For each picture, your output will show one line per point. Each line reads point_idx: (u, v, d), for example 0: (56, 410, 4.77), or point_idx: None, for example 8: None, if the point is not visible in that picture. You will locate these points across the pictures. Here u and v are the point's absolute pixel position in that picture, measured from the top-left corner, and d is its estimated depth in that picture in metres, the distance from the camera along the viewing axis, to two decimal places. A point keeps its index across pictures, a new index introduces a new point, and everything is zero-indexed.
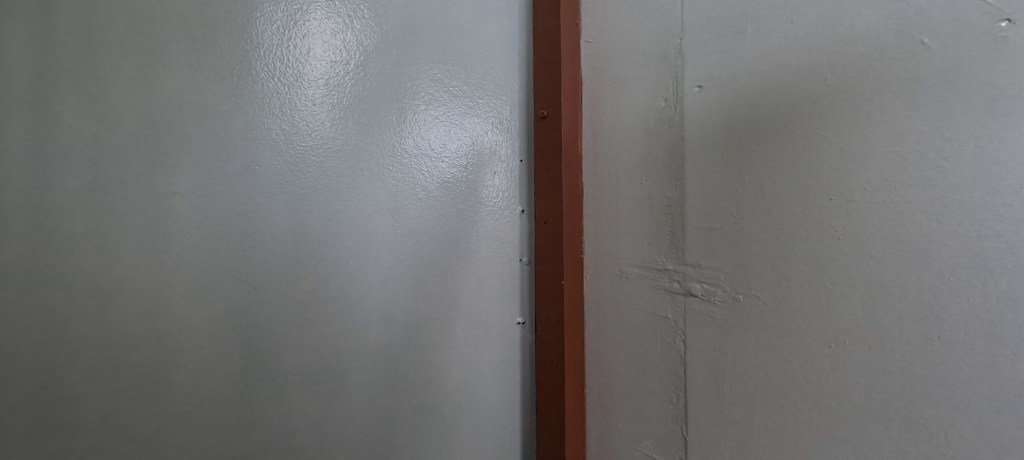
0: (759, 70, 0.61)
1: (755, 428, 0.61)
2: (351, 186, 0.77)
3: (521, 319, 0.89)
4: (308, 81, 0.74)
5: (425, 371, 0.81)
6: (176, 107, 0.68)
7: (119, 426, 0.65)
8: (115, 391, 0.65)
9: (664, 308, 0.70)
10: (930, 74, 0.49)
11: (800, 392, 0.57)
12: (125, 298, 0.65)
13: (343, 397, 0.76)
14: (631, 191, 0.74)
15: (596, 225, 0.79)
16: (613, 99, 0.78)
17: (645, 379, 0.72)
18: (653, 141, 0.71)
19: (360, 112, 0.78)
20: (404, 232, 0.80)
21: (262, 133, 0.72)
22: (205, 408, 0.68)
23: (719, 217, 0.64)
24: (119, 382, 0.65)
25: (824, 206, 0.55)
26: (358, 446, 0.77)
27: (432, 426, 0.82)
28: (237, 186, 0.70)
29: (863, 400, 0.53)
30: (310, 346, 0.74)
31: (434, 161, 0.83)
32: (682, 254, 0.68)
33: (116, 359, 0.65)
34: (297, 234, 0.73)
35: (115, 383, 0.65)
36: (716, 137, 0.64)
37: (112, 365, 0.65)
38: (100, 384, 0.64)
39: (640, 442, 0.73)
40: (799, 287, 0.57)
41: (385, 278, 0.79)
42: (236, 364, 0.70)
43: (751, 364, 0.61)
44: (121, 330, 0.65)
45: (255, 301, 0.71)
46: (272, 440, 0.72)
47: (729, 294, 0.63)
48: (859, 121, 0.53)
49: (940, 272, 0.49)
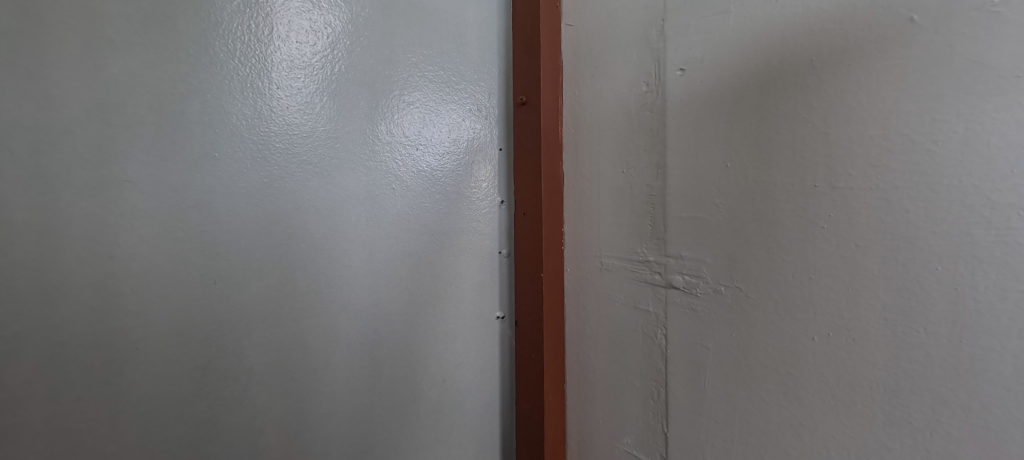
0: (744, 52, 0.58)
1: (737, 423, 0.59)
2: (320, 175, 0.72)
3: (500, 313, 0.86)
4: (273, 64, 0.70)
5: (400, 369, 0.78)
6: (125, 89, 0.63)
7: (68, 429, 0.60)
8: (61, 393, 0.60)
9: (644, 301, 0.68)
10: (918, 53, 0.47)
11: (783, 386, 0.55)
12: (72, 294, 0.60)
13: (313, 397, 0.72)
14: (611, 181, 0.72)
15: (576, 216, 0.76)
16: (594, 84, 0.75)
17: (625, 374, 0.70)
18: (635, 127, 0.69)
19: (328, 96, 0.73)
20: (377, 223, 0.76)
21: (222, 118, 0.67)
22: (163, 410, 0.64)
23: (703, 206, 0.61)
24: (66, 383, 0.60)
25: (809, 193, 0.53)
26: (330, 448, 0.73)
27: (408, 425, 0.79)
28: (193, 173, 0.65)
29: (847, 395, 0.51)
30: (276, 343, 0.70)
31: (409, 149, 0.79)
32: (664, 245, 0.65)
33: (62, 358, 0.60)
34: (260, 226, 0.69)
35: (61, 385, 0.60)
36: (699, 123, 0.61)
37: (58, 365, 0.60)
38: (45, 386, 0.59)
39: (620, 439, 0.71)
40: (783, 278, 0.55)
41: (357, 272, 0.75)
42: (196, 363, 0.66)
43: (734, 358, 0.59)
44: (69, 327, 0.60)
45: (217, 296, 0.67)
46: (236, 443, 0.68)
47: (712, 287, 0.60)
48: (845, 103, 0.50)
49: (926, 261, 0.46)
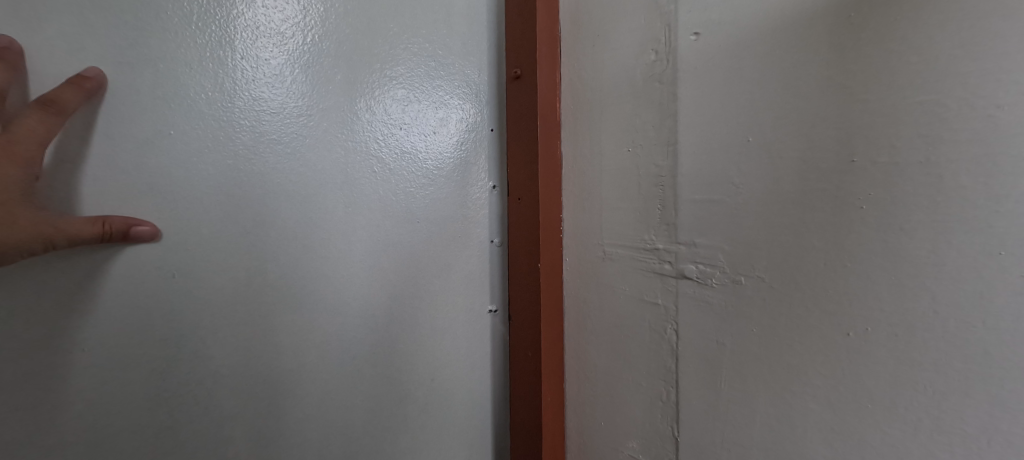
0: (770, 11, 0.51)
1: (757, 428, 0.53)
2: (292, 155, 0.64)
3: (493, 307, 0.79)
4: (236, 30, 0.61)
5: (384, 367, 0.71)
6: (64, 56, 0.54)
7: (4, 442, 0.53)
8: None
9: (652, 293, 0.61)
10: (977, 4, 0.41)
11: (812, 387, 0.49)
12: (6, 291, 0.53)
13: (290, 398, 0.65)
14: (615, 161, 0.65)
15: (576, 201, 0.70)
16: (595, 55, 0.68)
17: (631, 371, 0.64)
18: (642, 100, 0.62)
19: (301, 69, 0.65)
20: (357, 209, 0.69)
21: (179, 91, 0.59)
22: (115, 418, 0.57)
23: (718, 187, 0.55)
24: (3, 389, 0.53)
25: (845, 169, 0.46)
26: (308, 454, 0.66)
27: (395, 427, 0.72)
28: (147, 153, 0.57)
29: (888, 398, 0.45)
30: (243, 341, 0.62)
31: (392, 129, 0.71)
32: (674, 231, 0.59)
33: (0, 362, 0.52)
34: (224, 212, 0.61)
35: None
36: (717, 94, 0.55)
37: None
38: None
39: (625, 444, 0.65)
40: (811, 267, 0.48)
41: (335, 263, 0.67)
42: (153, 367, 0.58)
43: (756, 355, 0.52)
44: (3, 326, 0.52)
45: (176, 291, 0.59)
46: (200, 452, 0.60)
47: (729, 277, 0.54)
48: (889, 65, 0.44)
49: (985, 245, 0.40)
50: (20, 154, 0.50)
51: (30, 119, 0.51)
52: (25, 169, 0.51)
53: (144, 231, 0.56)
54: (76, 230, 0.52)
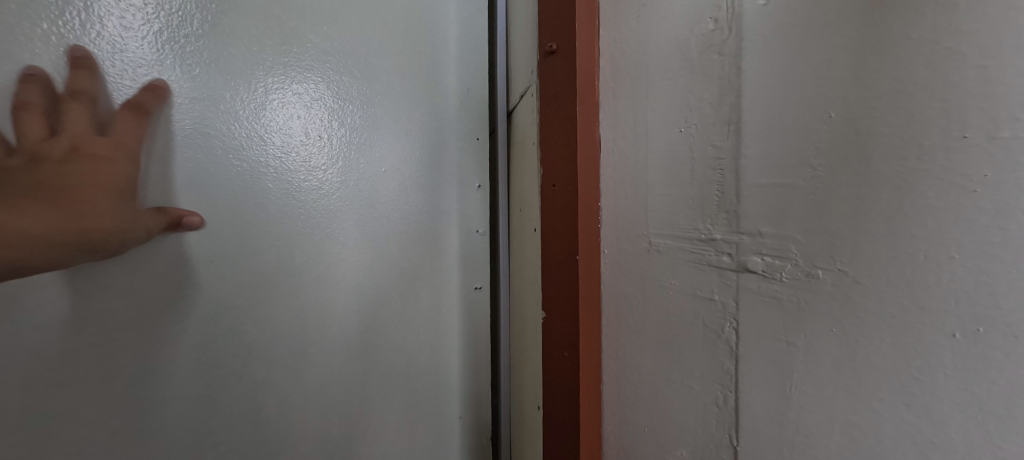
0: None
1: (833, 438, 0.47)
2: (313, 155, 0.70)
3: (478, 284, 0.82)
4: (266, 44, 0.68)
5: (393, 338, 0.76)
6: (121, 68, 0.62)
7: (87, 403, 0.61)
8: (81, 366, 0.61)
9: (707, 287, 0.56)
10: None
11: (905, 394, 0.43)
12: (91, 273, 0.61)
13: (311, 363, 0.71)
14: (664, 144, 0.59)
15: (616, 188, 0.64)
16: (642, 26, 0.62)
17: (682, 372, 0.58)
18: (699, 74, 0.56)
19: (323, 78, 0.71)
20: (371, 203, 0.73)
21: (217, 99, 0.66)
22: (173, 385, 0.65)
23: (793, 170, 0.48)
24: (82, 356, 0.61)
25: (953, 148, 0.40)
26: (329, 415, 0.73)
27: (406, 394, 0.78)
28: (186, 149, 0.64)
29: (1003, 408, 0.39)
30: (271, 318, 0.69)
31: (403, 130, 0.76)
32: (735, 219, 0.53)
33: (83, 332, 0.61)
34: (254, 202, 0.67)
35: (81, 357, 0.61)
36: (788, 64, 0.49)
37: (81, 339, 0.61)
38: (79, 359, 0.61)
39: (673, 451, 0.60)
40: (908, 261, 0.42)
41: (352, 251, 0.73)
42: (201, 337, 0.65)
43: (831, 358, 0.47)
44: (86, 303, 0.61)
45: (213, 273, 0.65)
46: (235, 415, 0.68)
47: (803, 271, 0.48)
48: (1016, 25, 0.38)
49: None
50: (129, 150, 0.60)
51: (127, 122, 0.60)
52: (134, 165, 0.61)
53: (194, 221, 0.64)
54: (150, 219, 0.61)
